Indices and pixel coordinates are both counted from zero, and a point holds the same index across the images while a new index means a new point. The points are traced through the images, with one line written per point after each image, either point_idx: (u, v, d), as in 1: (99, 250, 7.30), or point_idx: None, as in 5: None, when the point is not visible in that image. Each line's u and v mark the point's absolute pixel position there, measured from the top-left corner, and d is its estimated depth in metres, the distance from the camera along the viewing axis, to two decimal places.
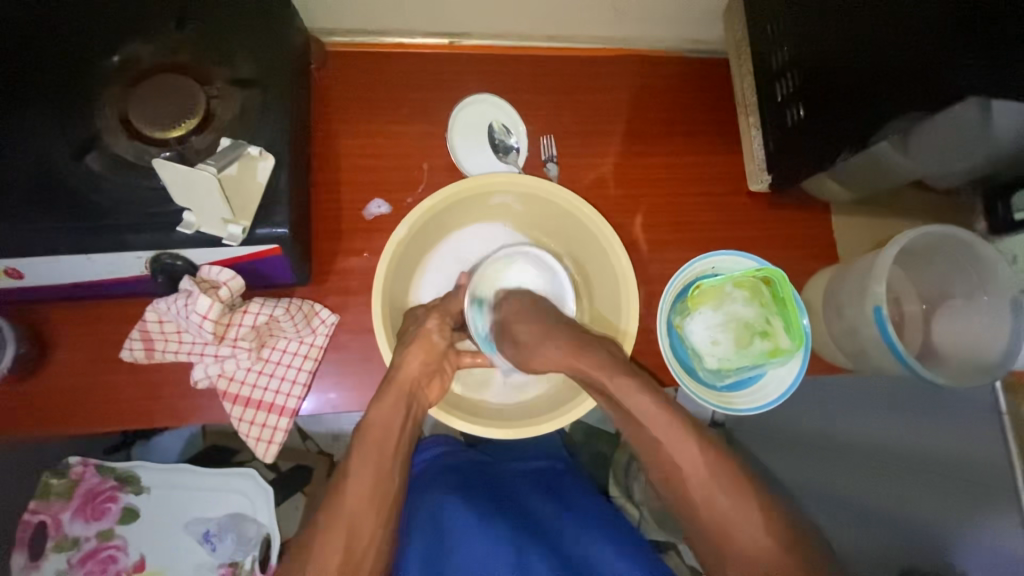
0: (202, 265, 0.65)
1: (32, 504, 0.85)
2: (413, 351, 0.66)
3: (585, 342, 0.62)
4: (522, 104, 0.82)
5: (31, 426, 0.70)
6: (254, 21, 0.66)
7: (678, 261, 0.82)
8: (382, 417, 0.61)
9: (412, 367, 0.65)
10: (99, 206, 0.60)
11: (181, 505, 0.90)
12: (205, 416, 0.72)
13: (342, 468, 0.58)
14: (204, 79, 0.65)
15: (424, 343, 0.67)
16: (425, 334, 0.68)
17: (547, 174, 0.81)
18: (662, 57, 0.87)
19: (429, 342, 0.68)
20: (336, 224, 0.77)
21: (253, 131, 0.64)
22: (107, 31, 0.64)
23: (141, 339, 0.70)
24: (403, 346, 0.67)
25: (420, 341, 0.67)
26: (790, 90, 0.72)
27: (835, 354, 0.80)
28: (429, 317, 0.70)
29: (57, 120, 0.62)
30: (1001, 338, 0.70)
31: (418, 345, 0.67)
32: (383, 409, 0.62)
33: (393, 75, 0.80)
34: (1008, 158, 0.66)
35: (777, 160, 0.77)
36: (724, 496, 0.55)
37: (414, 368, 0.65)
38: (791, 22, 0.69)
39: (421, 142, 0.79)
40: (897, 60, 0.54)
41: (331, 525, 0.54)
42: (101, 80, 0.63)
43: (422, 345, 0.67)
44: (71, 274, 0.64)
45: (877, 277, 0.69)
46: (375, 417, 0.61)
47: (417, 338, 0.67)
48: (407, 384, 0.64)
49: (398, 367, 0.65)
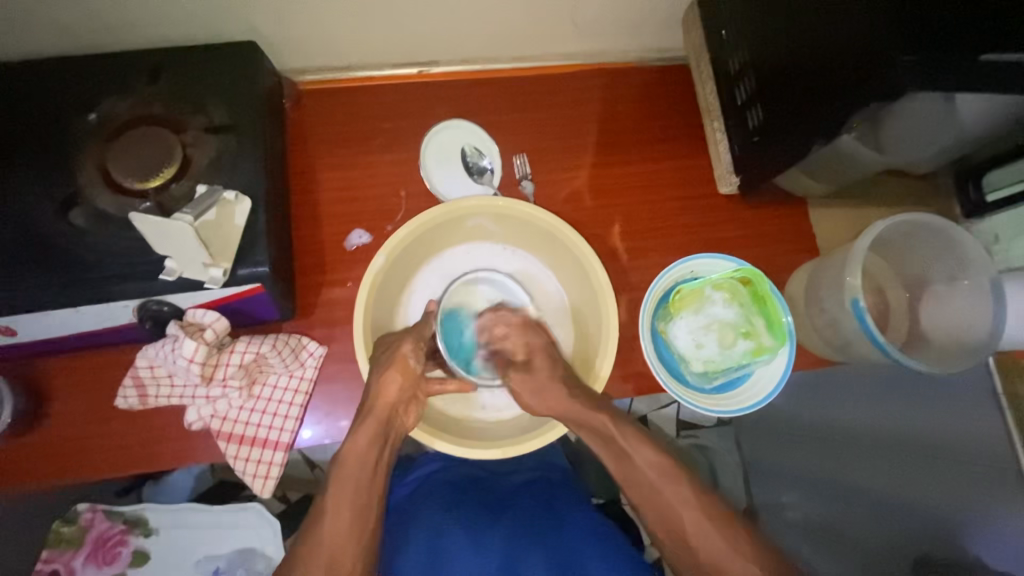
0: (187, 309, 0.67)
1: (44, 554, 0.86)
2: (388, 376, 0.66)
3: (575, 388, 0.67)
4: (493, 126, 0.84)
5: (38, 477, 0.72)
6: (225, 70, 0.69)
7: (659, 267, 0.83)
8: (358, 447, 0.62)
9: (387, 393, 0.65)
10: (84, 260, 0.62)
11: (190, 545, 0.91)
12: (203, 456, 0.73)
13: (319, 502, 0.60)
14: (178, 128, 0.66)
15: (399, 367, 0.67)
16: (400, 359, 0.68)
17: (523, 191, 0.82)
18: (629, 68, 0.88)
19: (406, 366, 0.67)
20: (318, 257, 0.78)
21: (228, 175, 0.66)
22: (83, 92, 0.67)
23: (134, 386, 0.72)
24: (379, 370, 0.67)
25: (396, 365, 0.67)
26: (749, 92, 0.74)
27: (819, 346, 0.80)
28: (404, 342, 0.70)
29: (40, 179, 0.64)
30: (987, 318, 0.70)
31: (394, 369, 0.67)
32: (358, 439, 0.63)
33: (364, 108, 0.82)
34: (976, 140, 0.66)
35: (744, 163, 0.78)
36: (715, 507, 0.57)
37: (389, 394, 0.65)
38: (744, 28, 0.71)
39: (397, 171, 0.81)
40: (847, 55, 0.55)
41: (310, 558, 0.56)
42: (80, 139, 0.65)
43: (397, 369, 0.67)
44: (63, 327, 0.66)
45: (852, 269, 0.71)
46: (351, 447, 0.62)
47: (394, 361, 0.67)
48: (384, 411, 0.65)
49: (375, 394, 0.65)
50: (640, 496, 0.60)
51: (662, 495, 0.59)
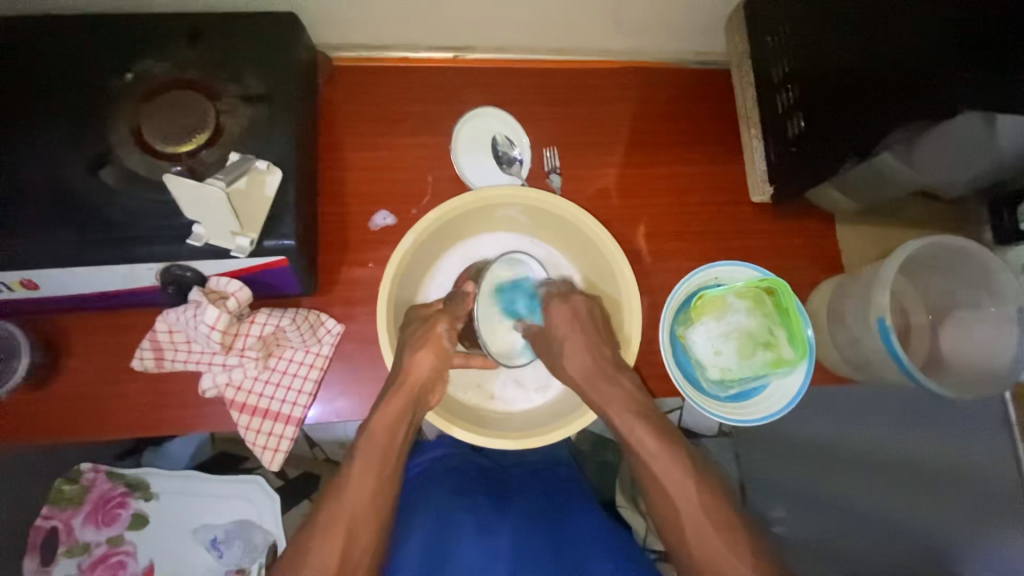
0: (211, 276, 0.66)
1: (45, 509, 0.87)
2: (421, 355, 0.66)
3: (605, 368, 0.66)
4: (525, 117, 0.83)
5: (45, 432, 0.72)
6: (263, 38, 0.68)
7: (680, 271, 0.83)
8: (388, 420, 0.63)
9: (420, 370, 0.66)
10: (111, 218, 0.61)
11: (191, 512, 0.91)
12: (214, 424, 0.73)
13: (343, 472, 0.60)
14: (214, 95, 0.66)
15: (432, 346, 0.67)
16: (434, 338, 0.68)
17: (550, 184, 0.82)
18: (665, 69, 0.88)
19: (439, 346, 0.68)
20: (342, 235, 0.78)
21: (260, 146, 0.65)
22: (122, 49, 0.67)
23: (151, 348, 0.71)
24: (411, 348, 0.67)
25: (429, 344, 0.67)
26: (790, 101, 0.72)
27: (839, 364, 0.79)
28: (438, 321, 0.69)
29: (73, 136, 0.64)
30: (1009, 350, 0.70)
31: (428, 349, 0.67)
32: (388, 412, 0.63)
33: (399, 90, 0.82)
34: (1017, 169, 0.65)
35: (778, 171, 0.78)
36: (718, 538, 0.56)
37: (422, 373, 0.66)
38: (790, 36, 0.70)
39: (427, 154, 0.81)
40: (899, 71, 0.54)
41: (330, 525, 0.56)
42: (115, 97, 0.65)
43: (431, 349, 0.67)
44: (84, 285, 0.66)
45: (881, 288, 0.69)
46: (380, 420, 0.63)
47: (427, 342, 0.67)
48: (414, 388, 0.65)
49: (407, 370, 0.65)
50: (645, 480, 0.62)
51: (683, 514, 0.58)
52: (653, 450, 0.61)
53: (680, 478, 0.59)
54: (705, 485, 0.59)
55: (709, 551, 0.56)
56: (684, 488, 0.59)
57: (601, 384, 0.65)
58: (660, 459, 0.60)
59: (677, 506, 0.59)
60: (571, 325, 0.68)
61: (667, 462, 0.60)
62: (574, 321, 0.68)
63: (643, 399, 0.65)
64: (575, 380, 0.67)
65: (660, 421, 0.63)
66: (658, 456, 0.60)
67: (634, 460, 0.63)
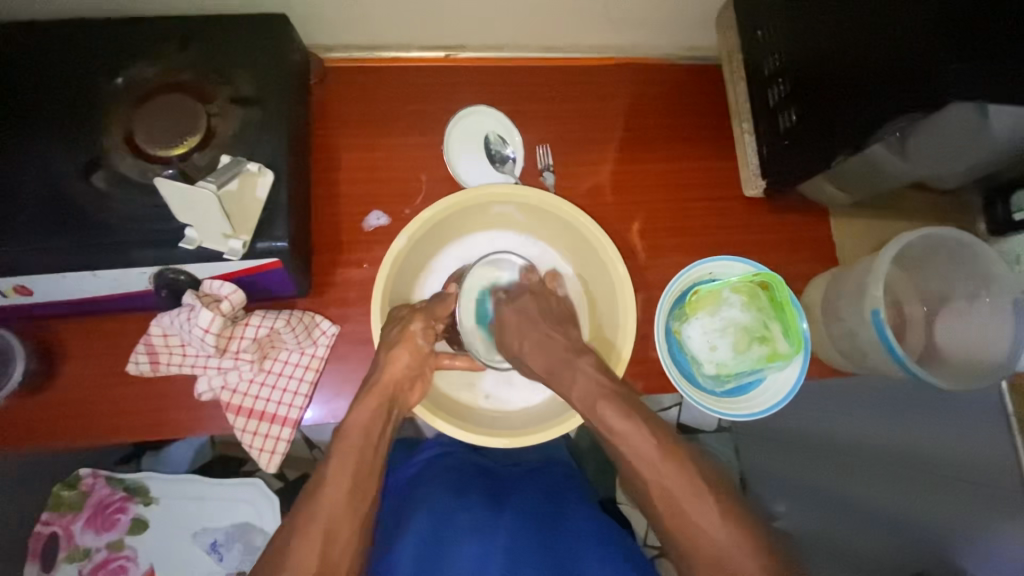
0: (204, 279, 0.67)
1: (44, 515, 0.87)
2: (395, 355, 0.67)
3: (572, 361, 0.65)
4: (518, 115, 0.83)
5: (42, 438, 0.72)
6: (253, 40, 0.68)
7: (675, 267, 0.83)
8: (364, 418, 0.62)
9: (396, 369, 0.66)
10: (102, 222, 0.61)
11: (190, 516, 0.91)
12: (211, 427, 0.73)
13: (319, 471, 0.57)
14: (204, 97, 0.66)
15: (407, 345, 0.68)
16: (408, 336, 0.69)
17: (544, 182, 0.82)
18: (659, 65, 0.87)
19: (414, 344, 0.69)
20: (336, 236, 0.78)
21: (252, 147, 0.65)
22: (112, 53, 0.66)
23: (146, 353, 0.71)
24: (386, 348, 0.68)
25: (404, 342, 0.68)
26: (782, 95, 0.72)
27: (834, 356, 0.80)
28: (411, 320, 0.70)
29: (63, 140, 0.63)
30: (1005, 340, 0.69)
31: (402, 347, 0.68)
32: (364, 410, 0.63)
33: (391, 89, 0.81)
34: (1009, 159, 0.65)
35: (771, 166, 0.78)
36: (719, 529, 0.53)
37: (397, 372, 0.66)
38: (780, 29, 0.70)
39: (420, 154, 0.80)
40: (888, 61, 0.54)
41: (307, 524, 0.53)
42: (105, 101, 0.65)
43: (405, 348, 0.68)
44: (77, 290, 0.66)
45: (876, 280, 0.69)
46: (357, 417, 0.62)
47: (402, 339, 0.68)
48: (390, 386, 0.66)
49: (383, 369, 0.66)
50: (633, 475, 0.58)
51: (678, 506, 0.54)
52: (639, 442, 0.57)
53: (671, 469, 0.55)
54: (700, 477, 0.56)
55: (711, 545, 0.52)
56: (677, 480, 0.55)
57: (570, 381, 0.63)
58: (648, 450, 0.56)
59: (672, 500, 0.55)
60: (521, 326, 0.69)
61: (655, 452, 0.56)
62: (523, 321, 0.69)
63: (618, 388, 0.62)
64: (543, 377, 0.66)
65: (642, 410, 0.60)
66: (645, 448, 0.57)
67: (619, 455, 0.58)
